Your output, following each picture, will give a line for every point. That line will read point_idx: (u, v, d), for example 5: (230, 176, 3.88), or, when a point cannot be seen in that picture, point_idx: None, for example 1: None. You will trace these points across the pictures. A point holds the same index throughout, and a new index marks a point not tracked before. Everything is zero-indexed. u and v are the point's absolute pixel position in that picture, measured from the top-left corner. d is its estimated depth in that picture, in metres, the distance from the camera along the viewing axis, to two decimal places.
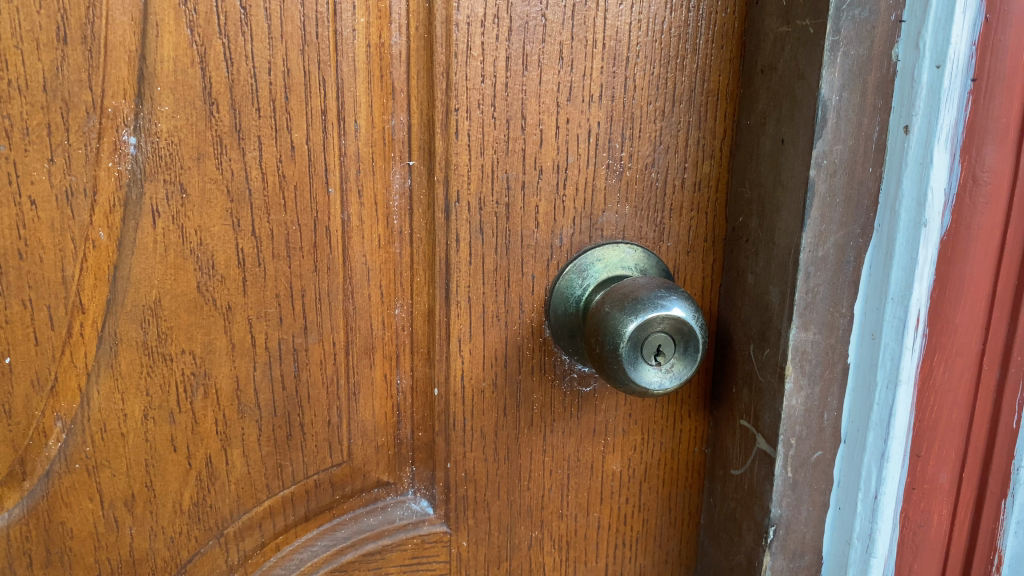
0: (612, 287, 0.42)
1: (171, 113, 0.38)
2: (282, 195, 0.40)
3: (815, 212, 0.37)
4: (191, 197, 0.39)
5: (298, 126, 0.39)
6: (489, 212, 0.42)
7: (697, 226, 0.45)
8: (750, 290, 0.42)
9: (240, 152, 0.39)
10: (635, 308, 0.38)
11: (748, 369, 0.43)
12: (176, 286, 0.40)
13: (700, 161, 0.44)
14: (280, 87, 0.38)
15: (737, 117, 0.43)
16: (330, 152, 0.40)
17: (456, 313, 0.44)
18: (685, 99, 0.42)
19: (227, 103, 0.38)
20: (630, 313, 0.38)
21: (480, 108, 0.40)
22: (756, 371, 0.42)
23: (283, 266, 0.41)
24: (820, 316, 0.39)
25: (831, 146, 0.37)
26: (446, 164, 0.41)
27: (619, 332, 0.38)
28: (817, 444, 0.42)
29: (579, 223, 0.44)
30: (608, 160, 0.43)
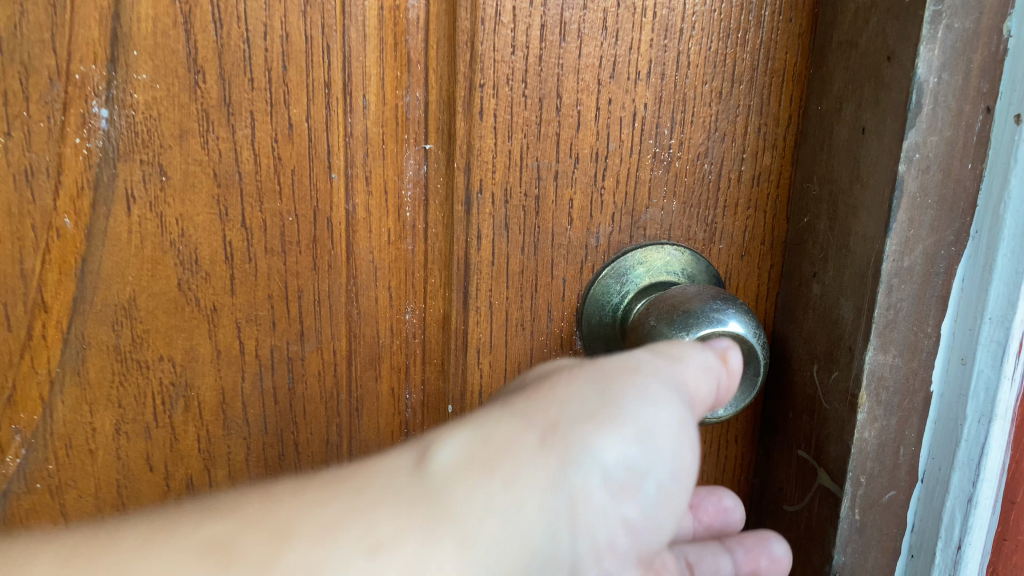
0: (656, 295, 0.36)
1: (149, 82, 0.33)
2: (277, 180, 0.35)
3: (902, 215, 0.32)
4: (172, 180, 0.34)
5: (297, 100, 0.34)
6: (516, 205, 0.37)
7: (753, 227, 0.39)
8: (815, 302, 0.37)
9: (228, 129, 0.34)
10: (688, 325, 0.32)
11: (808, 393, 0.37)
12: (153, 284, 0.35)
13: (761, 151, 0.38)
14: (277, 55, 0.33)
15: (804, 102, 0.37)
16: (334, 131, 0.35)
17: (475, 321, 0.38)
18: (746, 80, 0.37)
19: (215, 72, 0.33)
20: (682, 330, 0.33)
21: (510, 85, 0.35)
22: (819, 396, 0.36)
23: (277, 262, 0.36)
24: (901, 336, 0.34)
25: (925, 137, 0.31)
26: (468, 149, 0.36)
27: None
28: (890, 483, 0.36)
29: (619, 221, 0.38)
30: (655, 148, 0.37)
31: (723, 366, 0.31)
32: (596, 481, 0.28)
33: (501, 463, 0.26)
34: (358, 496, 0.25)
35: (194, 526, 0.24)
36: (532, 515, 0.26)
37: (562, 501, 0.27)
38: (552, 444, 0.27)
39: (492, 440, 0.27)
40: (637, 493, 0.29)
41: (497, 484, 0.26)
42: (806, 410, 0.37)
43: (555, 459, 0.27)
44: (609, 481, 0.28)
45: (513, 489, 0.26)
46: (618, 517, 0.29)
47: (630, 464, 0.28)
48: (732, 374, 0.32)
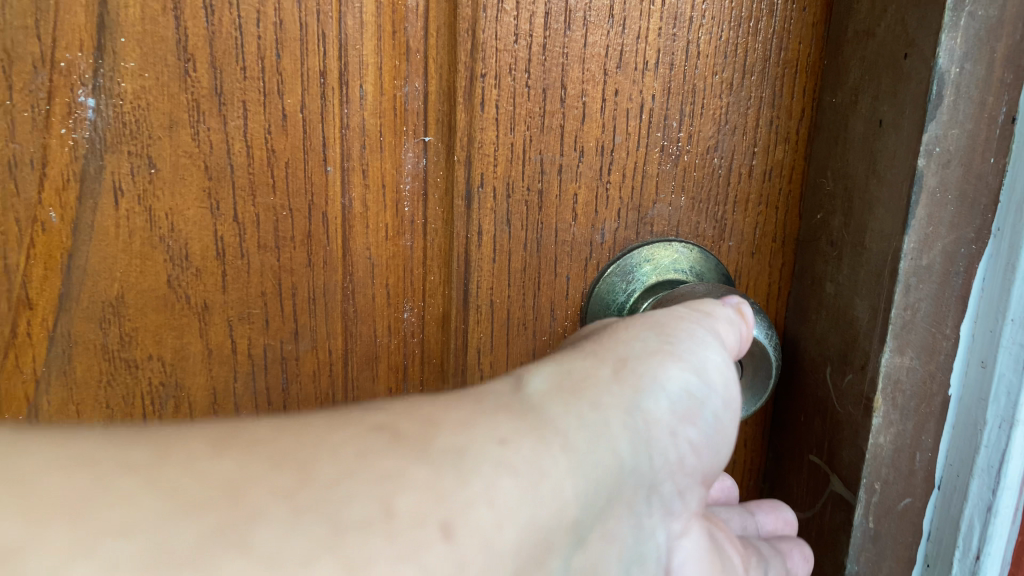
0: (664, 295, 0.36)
1: (138, 70, 0.31)
2: (271, 173, 0.33)
3: (921, 211, 0.31)
4: (162, 173, 0.33)
5: (291, 90, 0.33)
6: (519, 200, 0.36)
7: (764, 224, 0.38)
8: (829, 302, 0.35)
9: (220, 120, 0.32)
10: None
11: (821, 396, 0.36)
12: (142, 281, 0.34)
13: (773, 145, 0.37)
14: (271, 42, 0.32)
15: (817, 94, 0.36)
16: (329, 123, 0.33)
17: (476, 320, 0.37)
18: (758, 71, 0.35)
19: (206, 60, 0.32)
20: None
21: (512, 74, 0.34)
22: (833, 400, 0.35)
23: (270, 259, 0.34)
24: (919, 337, 0.32)
25: (946, 130, 0.30)
26: (469, 141, 0.34)
27: None
28: (905, 490, 0.34)
29: (625, 217, 0.37)
30: (663, 141, 0.36)
31: (741, 317, 0.32)
32: (664, 409, 0.28)
33: (589, 391, 0.26)
34: (447, 399, 0.24)
35: (278, 425, 0.21)
36: (619, 433, 0.26)
37: (643, 423, 0.27)
38: (624, 378, 0.27)
39: (575, 372, 0.27)
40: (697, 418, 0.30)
41: (590, 407, 0.26)
42: (819, 414, 0.36)
43: (628, 390, 0.27)
44: (674, 408, 0.28)
45: (605, 408, 0.26)
46: (684, 449, 0.29)
47: (687, 394, 0.29)
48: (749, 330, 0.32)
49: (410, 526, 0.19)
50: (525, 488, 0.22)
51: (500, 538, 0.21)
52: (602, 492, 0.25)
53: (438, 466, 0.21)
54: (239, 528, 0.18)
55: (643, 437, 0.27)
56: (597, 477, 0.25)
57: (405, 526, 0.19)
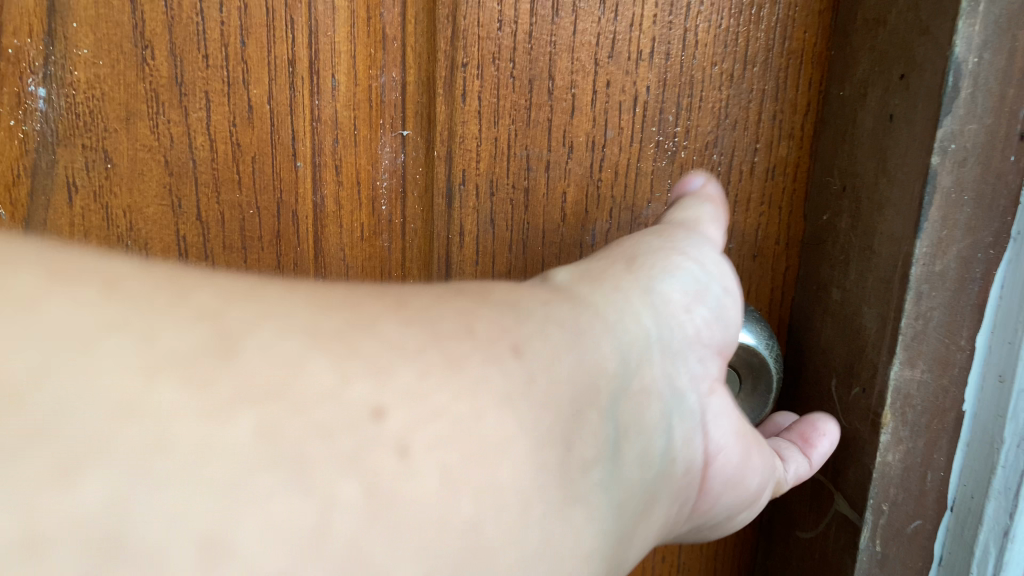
0: None
1: (92, 58, 0.29)
2: (236, 168, 0.31)
3: (935, 213, 0.28)
4: (119, 168, 0.30)
5: (258, 80, 0.30)
6: (503, 198, 0.33)
7: (767, 225, 0.35)
8: (835, 309, 0.33)
9: (181, 111, 0.30)
10: None
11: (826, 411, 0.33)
12: None
13: (776, 141, 0.34)
14: (236, 28, 0.30)
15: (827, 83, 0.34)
16: (300, 115, 0.31)
17: None
18: (760, 62, 0.33)
19: (165, 47, 0.29)
20: None
21: (496, 64, 0.32)
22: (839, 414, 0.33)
23: (236, 259, 0.32)
24: (931, 349, 0.30)
25: (963, 125, 0.27)
26: (449, 136, 0.32)
27: None
28: (915, 512, 0.32)
29: (618, 217, 0.34)
30: (658, 136, 0.34)
31: (715, 200, 0.31)
32: (682, 294, 0.25)
33: (606, 280, 0.24)
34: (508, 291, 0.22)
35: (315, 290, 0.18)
36: (637, 307, 0.23)
37: (660, 304, 0.24)
38: (636, 270, 0.25)
39: (592, 268, 0.24)
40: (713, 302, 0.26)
41: (609, 287, 0.23)
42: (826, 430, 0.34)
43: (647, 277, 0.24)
44: (690, 295, 0.25)
45: (621, 287, 0.23)
46: (706, 339, 0.25)
47: (699, 282, 0.26)
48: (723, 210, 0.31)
49: (492, 351, 0.18)
50: (573, 335, 0.20)
51: (555, 369, 0.19)
52: (638, 354, 0.22)
53: (492, 311, 0.19)
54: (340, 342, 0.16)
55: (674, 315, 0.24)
56: (628, 340, 0.22)
57: (485, 344, 0.18)
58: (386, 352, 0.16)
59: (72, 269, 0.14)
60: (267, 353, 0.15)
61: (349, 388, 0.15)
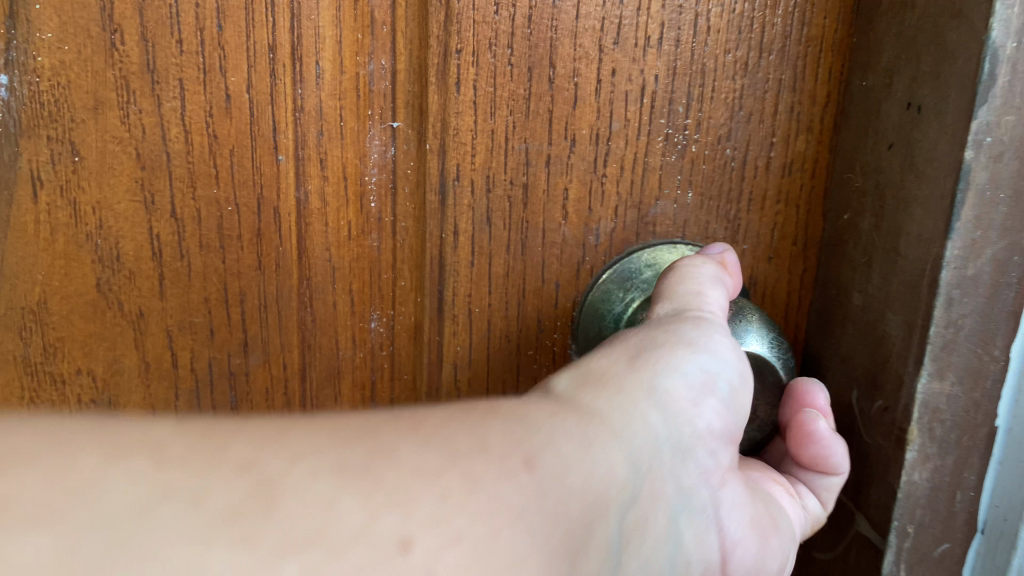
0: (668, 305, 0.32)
1: (57, 42, 0.27)
2: (213, 161, 0.29)
3: (968, 212, 0.26)
4: (87, 161, 0.28)
5: (236, 67, 0.28)
6: (500, 195, 0.31)
7: (783, 224, 0.33)
8: (856, 316, 0.31)
9: (153, 101, 0.28)
10: None
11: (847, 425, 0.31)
12: (67, 285, 0.29)
13: (793, 135, 0.32)
14: (211, 11, 0.28)
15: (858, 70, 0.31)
16: (281, 105, 0.29)
17: (453, 331, 0.33)
18: (776, 49, 0.31)
19: (136, 32, 0.27)
20: None
21: (492, 50, 0.30)
22: (860, 428, 0.30)
23: (214, 260, 0.30)
24: (963, 360, 0.27)
25: (1001, 116, 0.25)
26: (443, 128, 0.30)
27: None
28: (943, 535, 0.29)
29: (624, 215, 0.32)
30: (667, 129, 0.31)
31: (724, 271, 0.30)
32: (687, 389, 0.24)
33: (607, 380, 0.23)
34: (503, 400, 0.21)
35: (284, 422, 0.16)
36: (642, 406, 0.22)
37: (667, 402, 0.23)
38: (639, 367, 0.24)
39: (591, 371, 0.23)
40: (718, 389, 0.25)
41: (612, 391, 0.23)
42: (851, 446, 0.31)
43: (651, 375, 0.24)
44: (695, 388, 0.25)
45: (625, 389, 0.23)
46: (715, 432, 0.25)
47: (706, 373, 0.25)
48: (734, 280, 0.30)
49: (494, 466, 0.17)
50: (582, 443, 0.19)
51: (568, 481, 0.18)
52: (648, 457, 0.21)
53: (501, 421, 0.19)
54: (357, 470, 0.15)
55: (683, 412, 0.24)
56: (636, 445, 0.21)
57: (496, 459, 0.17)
58: (414, 479, 0.15)
59: (131, 451, 0.14)
60: (303, 499, 0.14)
61: (377, 524, 0.14)
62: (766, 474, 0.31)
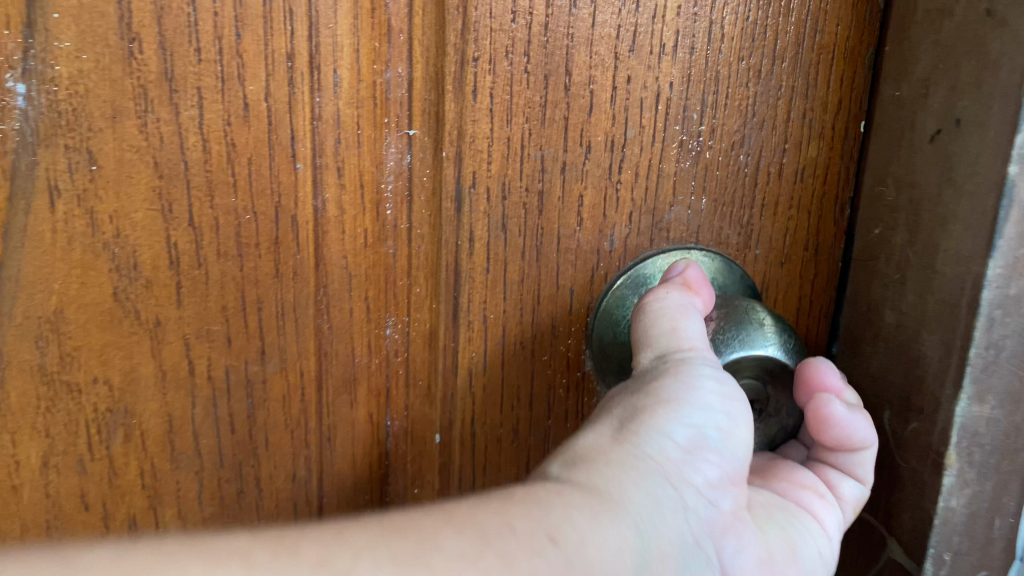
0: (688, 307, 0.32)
1: (75, 51, 0.27)
2: (231, 170, 0.29)
3: (1010, 234, 0.26)
4: (104, 170, 0.28)
5: (254, 76, 0.28)
6: (516, 203, 0.31)
7: (795, 230, 0.33)
8: (889, 334, 0.31)
9: (171, 110, 0.28)
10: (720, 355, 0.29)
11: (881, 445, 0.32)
12: (85, 294, 0.29)
13: (806, 141, 0.32)
14: (229, 20, 0.28)
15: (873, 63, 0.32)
16: (299, 114, 0.29)
17: (468, 338, 0.33)
18: (789, 56, 0.31)
19: (154, 41, 0.27)
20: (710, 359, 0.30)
21: (509, 59, 0.30)
22: (896, 450, 0.31)
23: (232, 268, 0.30)
24: (1001, 382, 0.28)
25: None
26: (459, 135, 0.30)
27: None
28: (978, 558, 0.30)
29: (638, 221, 0.32)
30: (681, 135, 0.32)
31: (689, 289, 0.30)
32: (675, 449, 0.26)
33: (594, 460, 0.24)
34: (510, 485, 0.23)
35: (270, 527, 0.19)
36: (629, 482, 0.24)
37: (655, 469, 0.25)
38: (624, 441, 0.25)
39: (576, 455, 0.25)
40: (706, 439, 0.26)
41: (600, 464, 0.24)
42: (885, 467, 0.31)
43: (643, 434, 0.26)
44: (685, 449, 0.26)
45: (610, 466, 0.24)
46: (713, 486, 0.26)
47: (691, 430, 0.26)
48: (701, 289, 0.30)
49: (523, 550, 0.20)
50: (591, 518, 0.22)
51: (581, 557, 0.21)
52: (652, 528, 0.23)
53: (521, 504, 0.22)
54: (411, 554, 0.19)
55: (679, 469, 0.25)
56: (636, 515, 0.23)
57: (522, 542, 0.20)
58: None
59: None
60: None
61: None
62: (793, 479, 0.32)
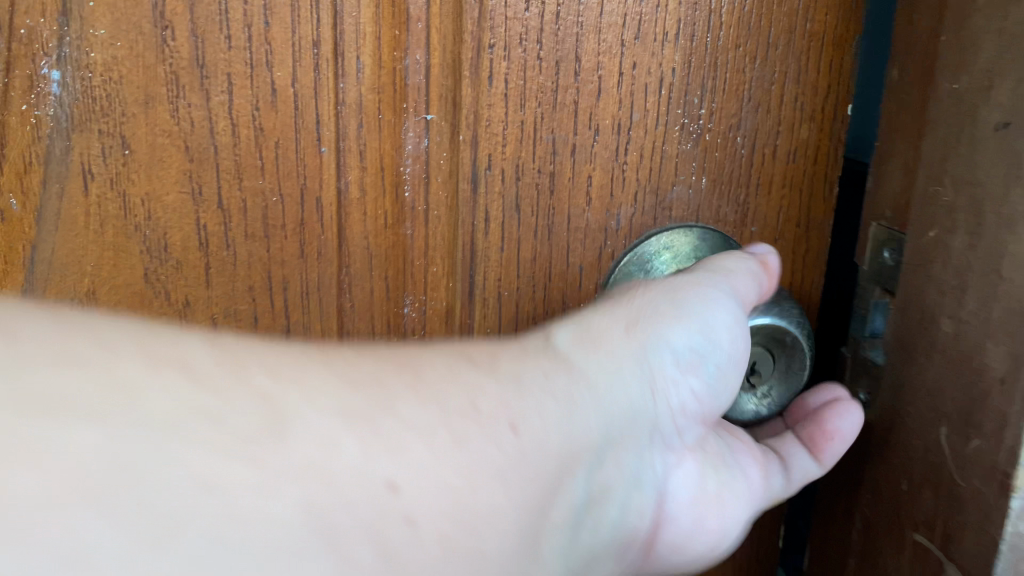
0: None
1: (109, 39, 0.28)
2: (258, 154, 0.30)
3: None
4: (136, 155, 0.29)
5: (281, 62, 0.29)
6: (528, 184, 0.33)
7: (788, 209, 0.35)
8: (947, 345, 0.26)
9: (202, 95, 0.29)
10: None
11: (909, 450, 0.27)
12: (116, 276, 0.30)
13: (798, 124, 0.34)
14: (258, 9, 0.29)
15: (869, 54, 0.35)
16: (324, 98, 0.30)
17: (483, 314, 0.34)
18: (783, 43, 0.33)
19: (186, 28, 0.28)
20: None
21: (523, 45, 0.31)
22: (889, 439, 0.29)
23: (258, 249, 0.31)
24: None
25: None
26: (475, 120, 0.32)
27: None
28: None
29: (642, 201, 0.34)
30: (683, 118, 0.33)
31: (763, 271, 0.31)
32: (672, 364, 0.29)
33: (603, 342, 0.27)
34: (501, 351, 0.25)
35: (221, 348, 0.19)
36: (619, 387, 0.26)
37: (648, 379, 0.27)
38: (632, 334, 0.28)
39: (591, 329, 0.27)
40: (700, 368, 0.29)
41: (606, 352, 0.27)
42: (879, 459, 0.29)
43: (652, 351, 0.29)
44: (682, 365, 0.29)
45: (615, 352, 0.27)
46: (689, 410, 0.29)
47: (693, 352, 0.29)
48: (773, 280, 0.32)
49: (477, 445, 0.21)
50: (567, 407, 0.24)
51: (539, 460, 0.22)
52: (619, 417, 0.26)
53: (498, 382, 0.23)
54: (371, 421, 0.19)
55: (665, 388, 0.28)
56: (613, 408, 0.26)
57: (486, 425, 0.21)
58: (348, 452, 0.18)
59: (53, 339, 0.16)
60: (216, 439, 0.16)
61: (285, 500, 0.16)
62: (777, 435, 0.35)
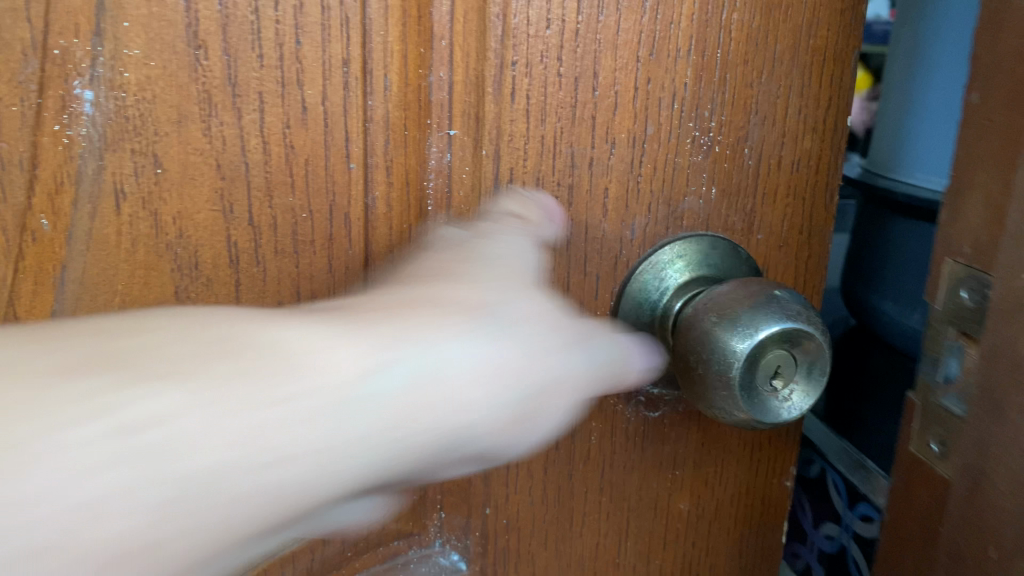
0: (709, 296, 0.33)
1: (143, 58, 0.28)
2: (290, 170, 0.31)
3: None
4: (169, 173, 0.29)
5: (312, 80, 0.30)
6: (548, 196, 0.34)
7: (792, 216, 0.37)
8: None
9: (234, 114, 0.29)
10: (742, 329, 0.30)
11: (952, 499, 0.28)
12: (147, 294, 0.30)
13: (802, 135, 0.36)
14: (290, 28, 0.29)
15: (897, 102, 0.51)
16: (353, 115, 0.31)
17: None
18: (788, 58, 0.35)
19: (219, 47, 0.29)
20: (734, 334, 0.30)
21: (545, 62, 0.32)
22: (972, 508, 0.27)
23: (288, 265, 0.32)
24: None
25: None
26: (498, 134, 0.33)
27: (728, 357, 0.30)
28: None
29: (655, 212, 0.35)
30: (695, 131, 0.35)
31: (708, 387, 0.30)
32: (458, 357, 0.30)
33: (409, 316, 0.30)
34: (375, 304, 0.31)
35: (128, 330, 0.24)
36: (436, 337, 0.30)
37: (438, 360, 0.29)
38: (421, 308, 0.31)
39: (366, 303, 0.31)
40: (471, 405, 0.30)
41: (430, 327, 0.30)
42: (961, 524, 0.27)
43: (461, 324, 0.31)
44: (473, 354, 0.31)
45: (409, 322, 0.30)
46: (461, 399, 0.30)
47: (477, 333, 0.31)
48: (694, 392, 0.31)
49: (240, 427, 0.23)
50: (333, 349, 0.27)
51: (258, 446, 0.24)
52: (392, 364, 0.28)
53: (370, 333, 0.28)
54: (205, 395, 0.23)
55: (470, 368, 0.30)
56: (369, 379, 0.27)
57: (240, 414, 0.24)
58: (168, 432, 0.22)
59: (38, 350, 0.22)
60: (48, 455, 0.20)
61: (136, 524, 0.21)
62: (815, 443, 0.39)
